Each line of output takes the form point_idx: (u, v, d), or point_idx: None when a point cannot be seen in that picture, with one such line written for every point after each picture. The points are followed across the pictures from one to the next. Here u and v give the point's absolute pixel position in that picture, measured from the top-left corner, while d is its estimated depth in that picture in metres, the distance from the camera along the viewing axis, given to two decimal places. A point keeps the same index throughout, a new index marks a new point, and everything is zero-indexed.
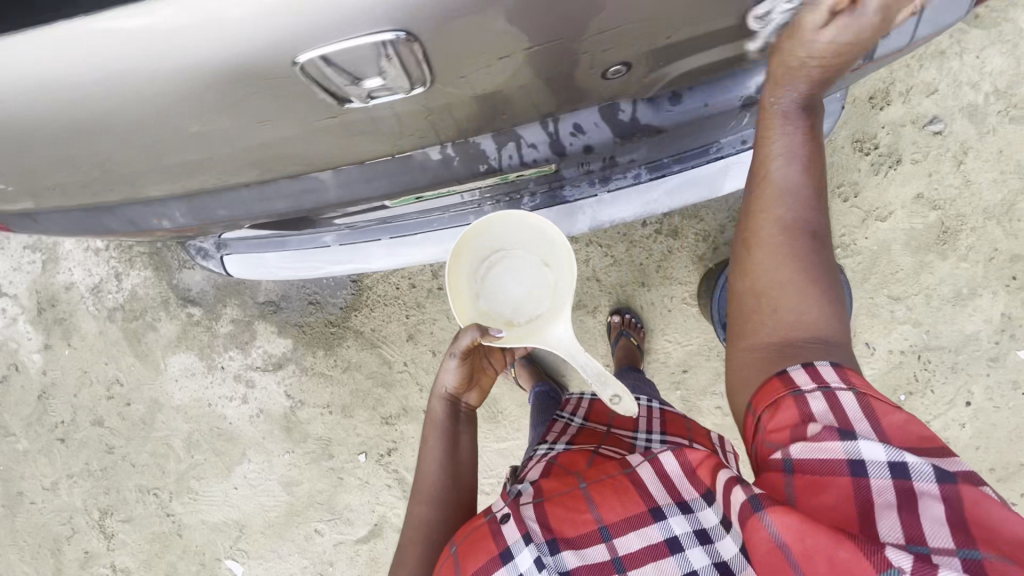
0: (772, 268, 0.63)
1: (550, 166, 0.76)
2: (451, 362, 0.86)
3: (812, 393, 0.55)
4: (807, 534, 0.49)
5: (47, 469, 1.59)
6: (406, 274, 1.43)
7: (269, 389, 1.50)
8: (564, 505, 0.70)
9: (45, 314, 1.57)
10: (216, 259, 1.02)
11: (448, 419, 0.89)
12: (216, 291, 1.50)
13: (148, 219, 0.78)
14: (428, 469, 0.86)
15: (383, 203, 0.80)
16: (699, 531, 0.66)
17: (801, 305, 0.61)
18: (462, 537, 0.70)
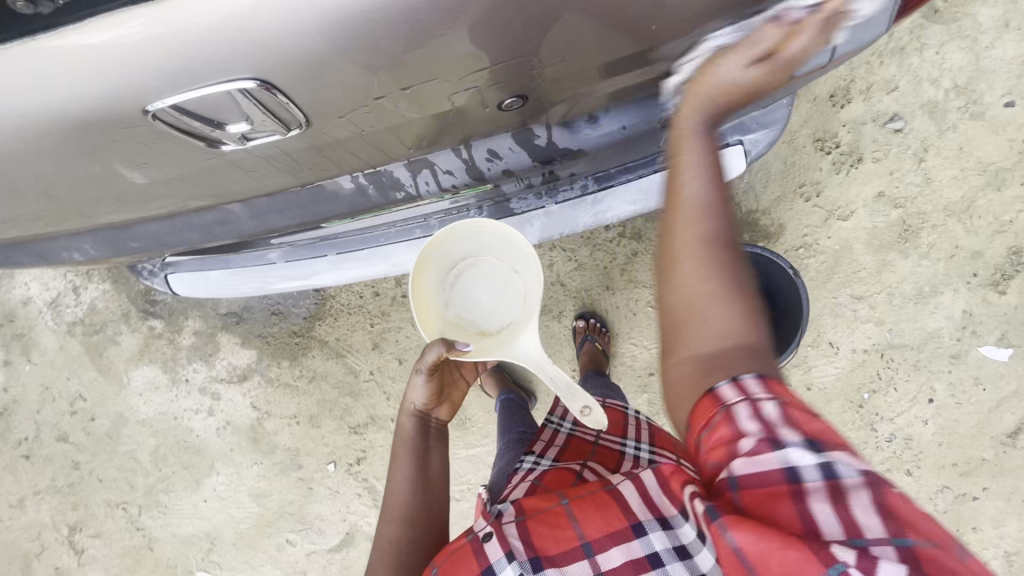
0: (685, 276, 0.56)
1: (481, 185, 0.78)
2: (418, 378, 0.80)
3: (739, 407, 0.50)
4: (761, 541, 0.46)
5: (13, 486, 1.57)
6: (369, 282, 1.41)
7: (235, 400, 1.48)
8: (547, 522, 0.64)
9: (4, 330, 1.54)
10: (162, 278, 0.99)
11: (418, 436, 0.82)
12: (177, 303, 1.47)
13: (88, 242, 0.78)
14: (398, 487, 0.79)
15: (320, 224, 0.80)
16: (679, 547, 0.58)
17: (716, 313, 0.55)
18: (443, 557, 0.64)
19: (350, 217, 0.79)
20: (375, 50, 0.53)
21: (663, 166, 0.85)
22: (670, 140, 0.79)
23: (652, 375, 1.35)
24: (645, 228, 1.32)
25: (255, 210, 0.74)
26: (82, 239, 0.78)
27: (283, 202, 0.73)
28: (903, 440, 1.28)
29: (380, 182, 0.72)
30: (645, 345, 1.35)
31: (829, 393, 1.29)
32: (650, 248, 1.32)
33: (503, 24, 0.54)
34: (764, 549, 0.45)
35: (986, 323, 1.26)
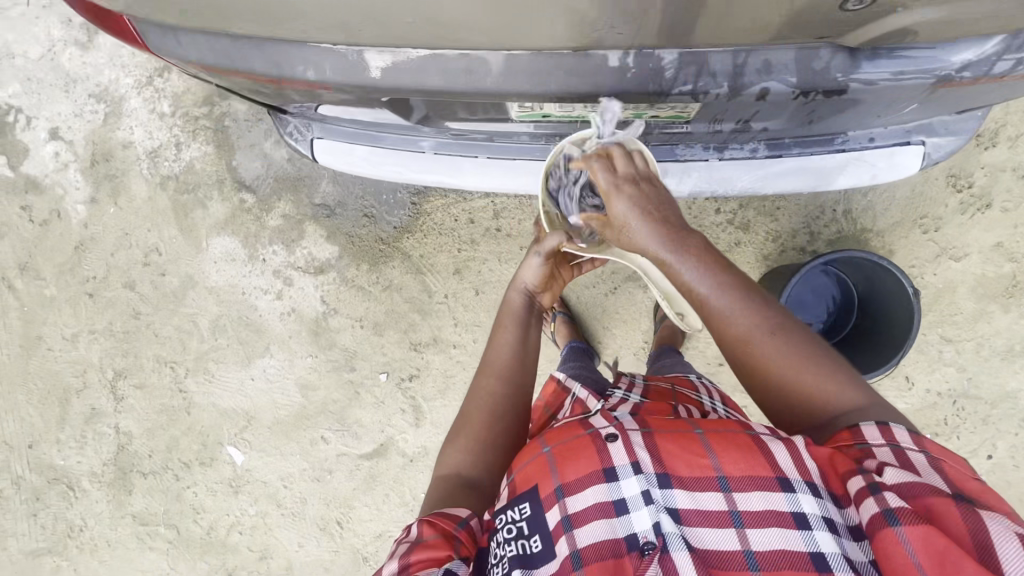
0: (780, 362, 0.67)
1: (687, 112, 0.74)
2: (535, 260, 0.95)
3: (880, 446, 0.60)
4: (946, 558, 0.49)
5: (70, 319, 1.60)
6: (467, 208, 1.42)
7: (306, 290, 1.50)
8: (678, 444, 0.65)
9: (98, 167, 1.55)
10: (306, 141, 1.00)
11: (526, 310, 0.95)
12: (274, 183, 1.48)
13: (281, 66, 0.73)
14: (502, 350, 0.88)
15: (507, 113, 0.77)
16: (828, 520, 0.57)
17: (821, 382, 0.66)
18: (558, 440, 0.68)
19: (545, 116, 0.77)
20: None
21: (838, 148, 0.85)
22: (894, 114, 0.76)
23: (721, 366, 1.36)
24: (755, 221, 1.31)
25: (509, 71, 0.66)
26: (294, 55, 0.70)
27: (534, 64, 0.65)
28: None
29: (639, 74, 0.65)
30: None
31: None
32: (754, 242, 1.31)
33: None
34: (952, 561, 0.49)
35: None
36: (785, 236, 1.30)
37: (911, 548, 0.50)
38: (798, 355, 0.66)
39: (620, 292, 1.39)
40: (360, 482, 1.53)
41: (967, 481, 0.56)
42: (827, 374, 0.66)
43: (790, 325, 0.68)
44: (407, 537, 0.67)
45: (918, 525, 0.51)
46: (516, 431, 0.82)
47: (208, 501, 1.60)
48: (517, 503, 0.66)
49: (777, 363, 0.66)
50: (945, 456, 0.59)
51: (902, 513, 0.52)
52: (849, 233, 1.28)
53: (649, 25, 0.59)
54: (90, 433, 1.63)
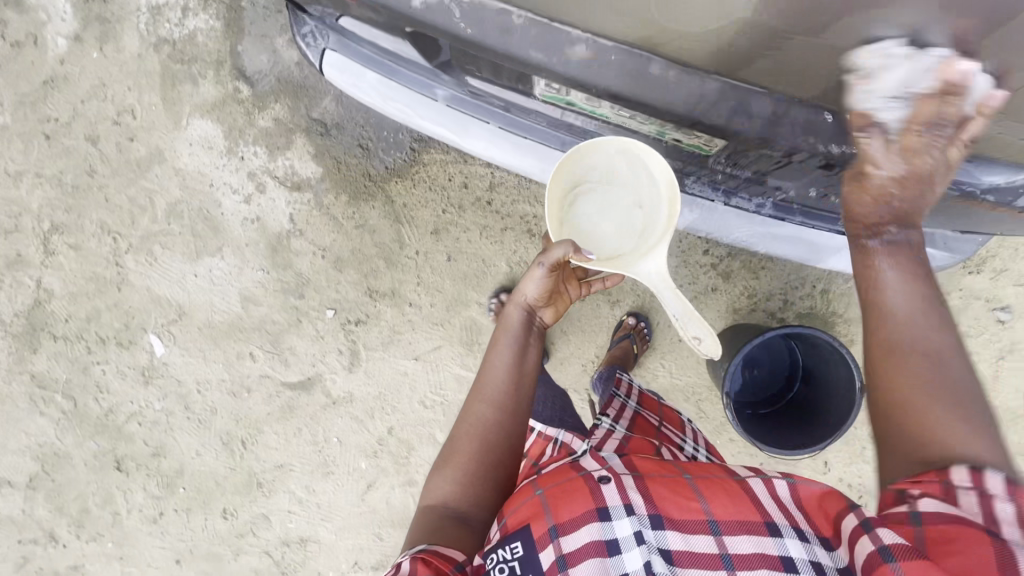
0: (929, 390, 0.58)
1: (711, 147, 0.72)
2: (539, 271, 0.84)
3: (962, 487, 0.51)
4: None
5: (18, 155, 1.48)
6: (465, 171, 1.37)
7: (277, 203, 1.42)
8: (669, 488, 0.67)
9: (92, 5, 1.42)
10: (318, 50, 0.93)
11: (522, 328, 0.88)
12: (275, 83, 1.39)
13: None
14: (497, 371, 0.85)
15: (531, 88, 0.72)
16: (815, 563, 0.58)
17: (964, 431, 0.55)
18: (553, 484, 0.69)
19: (571, 105, 0.73)
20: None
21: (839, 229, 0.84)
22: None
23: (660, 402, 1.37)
24: (737, 273, 1.31)
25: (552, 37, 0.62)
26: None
27: (565, 43, 0.61)
28: None
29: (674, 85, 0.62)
30: (671, 372, 1.36)
31: None
32: (730, 293, 1.31)
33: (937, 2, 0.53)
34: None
35: None
36: (759, 296, 1.31)
37: None
38: (954, 393, 0.58)
39: (589, 302, 1.37)
40: (276, 409, 1.48)
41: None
42: (966, 427, 0.55)
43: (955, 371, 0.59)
44: (398, 575, 0.64)
45: (914, 560, 0.48)
46: (505, 462, 0.79)
47: (114, 383, 1.53)
48: (509, 541, 0.65)
49: (908, 371, 0.60)
50: None
51: (897, 549, 0.50)
52: (820, 311, 1.29)
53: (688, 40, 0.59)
54: (8, 279, 1.52)
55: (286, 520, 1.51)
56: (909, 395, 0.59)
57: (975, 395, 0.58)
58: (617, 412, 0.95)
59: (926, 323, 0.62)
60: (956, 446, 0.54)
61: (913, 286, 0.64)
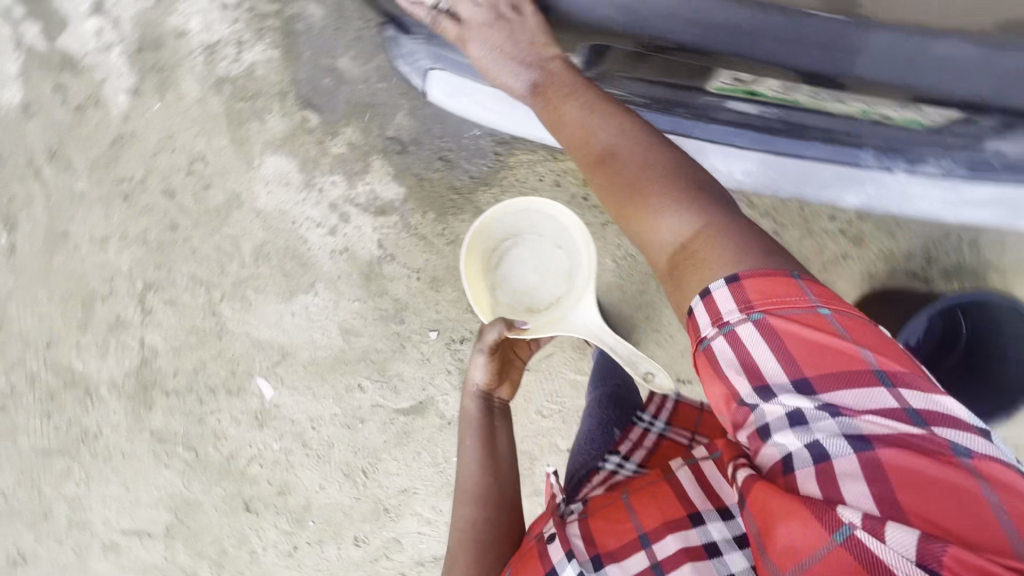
0: (626, 202, 0.68)
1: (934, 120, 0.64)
2: (480, 358, 0.99)
3: (714, 336, 0.58)
4: (788, 514, 0.53)
5: (100, 220, 1.47)
6: (555, 169, 1.29)
7: (363, 230, 1.38)
8: (606, 520, 0.80)
9: (146, 55, 1.38)
10: (417, 66, 0.85)
11: (483, 415, 1.01)
12: (344, 106, 1.33)
13: None
14: (470, 469, 0.96)
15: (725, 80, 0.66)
16: (736, 537, 0.73)
17: (673, 216, 0.64)
18: (514, 562, 0.80)
19: (751, 93, 0.68)
20: None
21: None
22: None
23: None
24: (869, 235, 1.21)
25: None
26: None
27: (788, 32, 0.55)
28: None
29: (925, 63, 0.54)
30: None
31: None
32: (864, 257, 1.21)
33: None
34: (775, 516, 0.54)
35: None
36: (897, 256, 1.20)
37: (752, 517, 0.56)
38: (662, 186, 0.66)
39: None
40: (392, 436, 1.48)
41: (795, 353, 0.55)
42: (662, 209, 0.65)
43: (657, 167, 0.68)
44: None
45: (760, 490, 0.56)
46: (494, 555, 0.87)
47: (230, 430, 1.55)
48: None
49: (617, 201, 0.69)
50: (788, 322, 0.56)
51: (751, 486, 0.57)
52: (970, 265, 1.17)
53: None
54: (112, 342, 1.54)
55: (417, 542, 1.52)
56: (624, 215, 0.69)
57: (682, 169, 0.67)
58: (638, 436, 0.99)
59: (623, 138, 0.71)
60: (672, 234, 0.64)
61: (611, 116, 0.71)
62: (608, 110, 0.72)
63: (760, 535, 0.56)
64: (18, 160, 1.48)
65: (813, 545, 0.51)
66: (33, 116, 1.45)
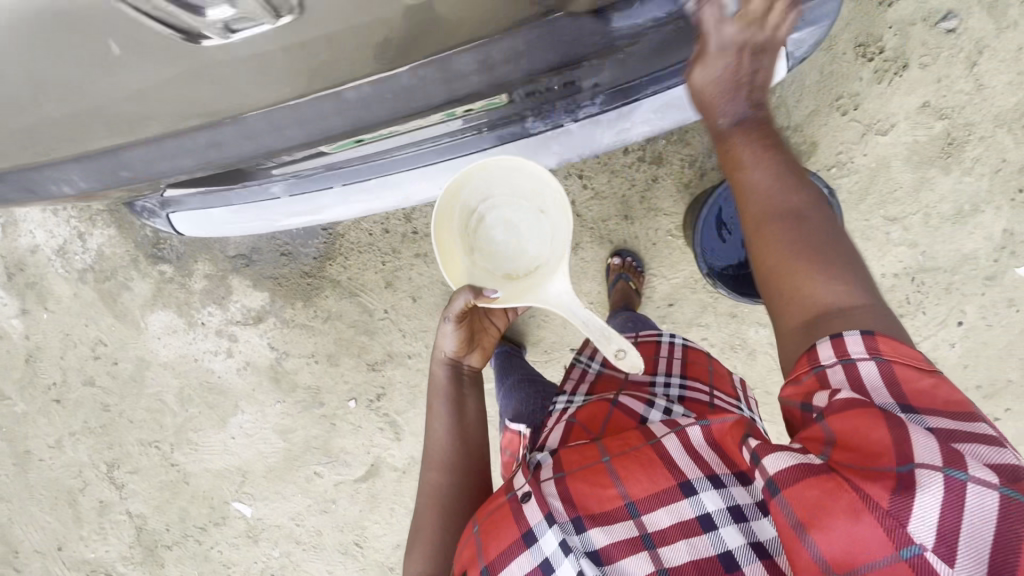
0: (776, 242, 0.61)
1: (502, 98, 0.65)
2: (446, 326, 0.82)
3: (831, 367, 0.52)
4: (853, 507, 0.45)
5: (48, 428, 1.63)
6: (379, 219, 1.38)
7: (253, 342, 1.49)
8: (585, 479, 0.63)
9: (15, 279, 1.52)
10: (163, 218, 0.96)
11: (452, 383, 0.86)
12: (186, 247, 1.45)
13: (47, 184, 0.67)
14: (439, 436, 0.84)
15: (320, 149, 0.69)
16: (733, 509, 0.59)
17: (828, 283, 0.57)
18: (485, 516, 0.66)
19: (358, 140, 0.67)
20: None
21: None
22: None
23: (672, 306, 1.32)
24: (666, 151, 1.23)
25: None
26: (67, 123, 0.59)
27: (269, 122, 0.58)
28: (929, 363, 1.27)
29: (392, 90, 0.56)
30: (665, 276, 1.31)
31: None
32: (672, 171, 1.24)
33: None
34: (829, 512, 0.46)
35: None
36: (701, 158, 1.22)
37: (790, 508, 0.49)
38: (815, 247, 0.60)
39: None
40: (364, 503, 1.57)
41: (919, 385, 0.49)
42: (825, 270, 0.58)
43: (813, 223, 0.61)
44: None
45: (821, 479, 0.48)
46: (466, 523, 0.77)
47: (233, 555, 1.66)
48: None
49: (769, 239, 0.61)
50: (909, 359, 0.51)
51: (806, 472, 0.49)
52: None
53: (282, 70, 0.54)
54: (107, 523, 1.68)
55: None
56: (773, 257, 0.61)
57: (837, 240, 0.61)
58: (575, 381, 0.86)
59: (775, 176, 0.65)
60: (822, 296, 0.57)
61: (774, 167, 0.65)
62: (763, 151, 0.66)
63: (801, 524, 0.48)
64: None
65: (869, 542, 0.44)
66: None
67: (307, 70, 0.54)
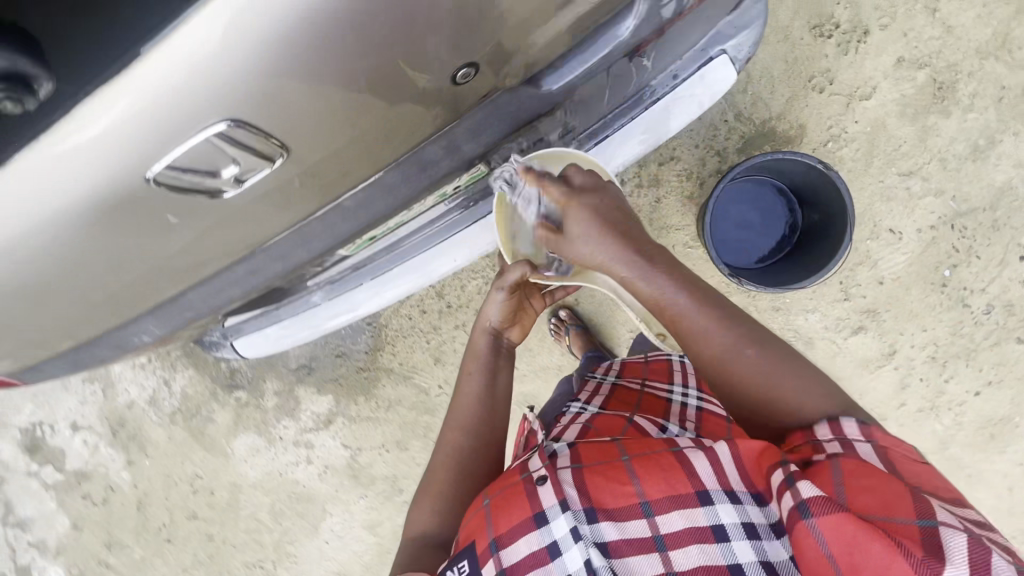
0: (751, 372, 0.69)
1: (481, 167, 0.74)
2: (497, 295, 0.87)
3: (829, 441, 0.61)
4: (880, 546, 0.48)
5: (164, 568, 1.73)
6: (414, 302, 1.47)
7: (327, 445, 1.57)
8: (603, 475, 0.66)
9: (119, 435, 1.69)
10: (228, 346, 1.09)
11: (490, 353, 0.90)
12: (255, 371, 1.59)
13: (129, 339, 0.80)
14: (467, 398, 0.88)
15: (342, 251, 0.80)
16: (747, 525, 0.59)
17: (801, 391, 0.67)
18: (497, 491, 0.69)
19: (374, 237, 0.80)
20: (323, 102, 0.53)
21: (652, 100, 0.84)
22: (639, 70, 0.74)
23: None
24: (661, 172, 1.25)
25: (223, 118, 0.51)
26: (123, 290, 0.68)
27: (292, 235, 0.69)
28: (1004, 307, 1.19)
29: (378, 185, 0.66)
30: None
31: (905, 282, 1.20)
32: (671, 190, 1.25)
33: (413, 58, 0.53)
34: (861, 550, 0.49)
35: None
36: (696, 169, 1.24)
37: (823, 540, 0.51)
38: (774, 361, 0.70)
39: (584, 300, 1.37)
40: None
41: (907, 466, 0.57)
42: (798, 381, 0.68)
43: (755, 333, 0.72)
44: None
45: (836, 514, 0.51)
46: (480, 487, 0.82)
47: None
48: (458, 561, 0.65)
49: (745, 373, 0.70)
50: (898, 445, 0.60)
51: (818, 505, 0.52)
52: (753, 132, 1.21)
53: (287, 200, 0.62)
54: None
55: None
56: (750, 389, 0.69)
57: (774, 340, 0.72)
58: (594, 391, 0.97)
59: (715, 317, 0.72)
60: (806, 403, 0.66)
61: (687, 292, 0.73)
62: (670, 278, 0.74)
63: (834, 560, 0.50)
64: (91, 566, 1.76)
65: None
66: (82, 528, 1.75)
67: (313, 191, 0.63)
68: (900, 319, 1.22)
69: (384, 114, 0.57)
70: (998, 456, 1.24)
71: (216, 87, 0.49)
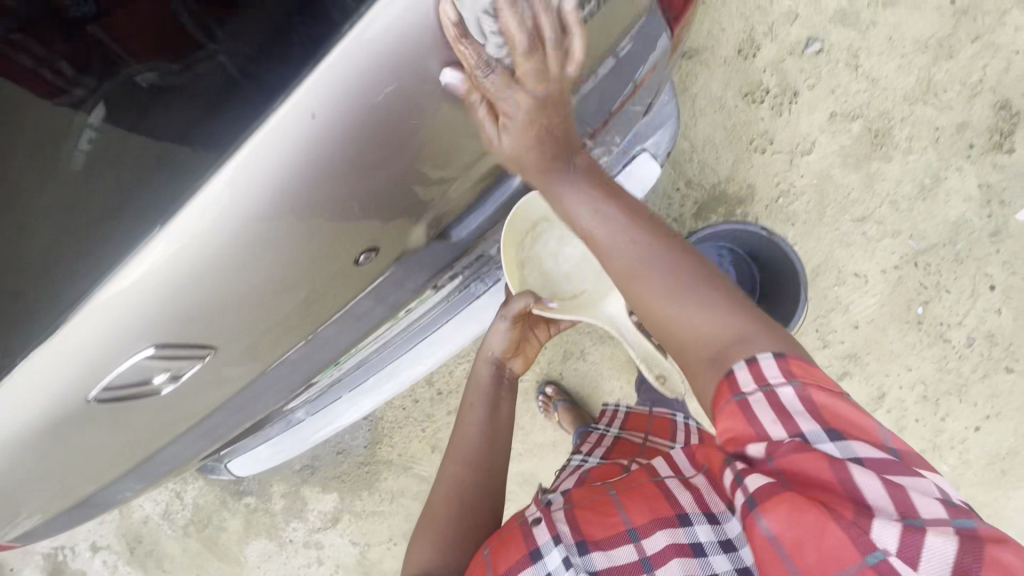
0: (666, 301, 0.60)
1: (427, 289, 0.83)
2: (501, 325, 0.87)
3: (753, 395, 0.51)
4: (817, 528, 0.44)
5: None
6: (406, 393, 1.51)
7: (337, 543, 1.58)
8: (592, 509, 0.66)
9: (136, 552, 1.72)
10: (224, 469, 1.14)
11: (493, 383, 0.90)
12: (262, 477, 1.62)
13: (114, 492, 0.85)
14: (470, 430, 0.85)
15: (313, 377, 0.85)
16: (724, 540, 0.59)
17: (711, 318, 0.57)
18: (494, 539, 0.67)
19: (339, 360, 0.85)
20: (281, 273, 0.63)
21: None
22: None
23: None
24: None
25: (149, 343, 0.61)
26: (111, 455, 0.75)
27: (263, 381, 0.78)
28: (984, 338, 1.18)
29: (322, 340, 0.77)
30: None
31: (879, 323, 1.21)
32: None
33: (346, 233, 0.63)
34: (802, 537, 0.45)
35: (1009, 189, 1.17)
36: None
37: (768, 531, 0.46)
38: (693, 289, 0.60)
39: (567, 372, 1.39)
40: None
41: (833, 408, 0.50)
42: (710, 308, 0.58)
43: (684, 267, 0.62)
44: None
45: (775, 502, 0.46)
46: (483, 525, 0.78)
47: None
48: None
49: (655, 296, 0.61)
50: (821, 382, 0.52)
51: (760, 497, 0.47)
52: (706, 197, 1.26)
53: (251, 356, 0.71)
54: None
55: None
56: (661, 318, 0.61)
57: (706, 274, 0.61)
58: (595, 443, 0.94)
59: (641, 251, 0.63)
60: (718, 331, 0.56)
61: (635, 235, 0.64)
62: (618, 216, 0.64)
63: (778, 543, 0.46)
64: None
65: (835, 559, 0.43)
66: None
67: (271, 346, 0.71)
68: (882, 361, 1.21)
69: (328, 281, 0.67)
70: (1013, 491, 1.20)
71: (230, 250, 0.58)
